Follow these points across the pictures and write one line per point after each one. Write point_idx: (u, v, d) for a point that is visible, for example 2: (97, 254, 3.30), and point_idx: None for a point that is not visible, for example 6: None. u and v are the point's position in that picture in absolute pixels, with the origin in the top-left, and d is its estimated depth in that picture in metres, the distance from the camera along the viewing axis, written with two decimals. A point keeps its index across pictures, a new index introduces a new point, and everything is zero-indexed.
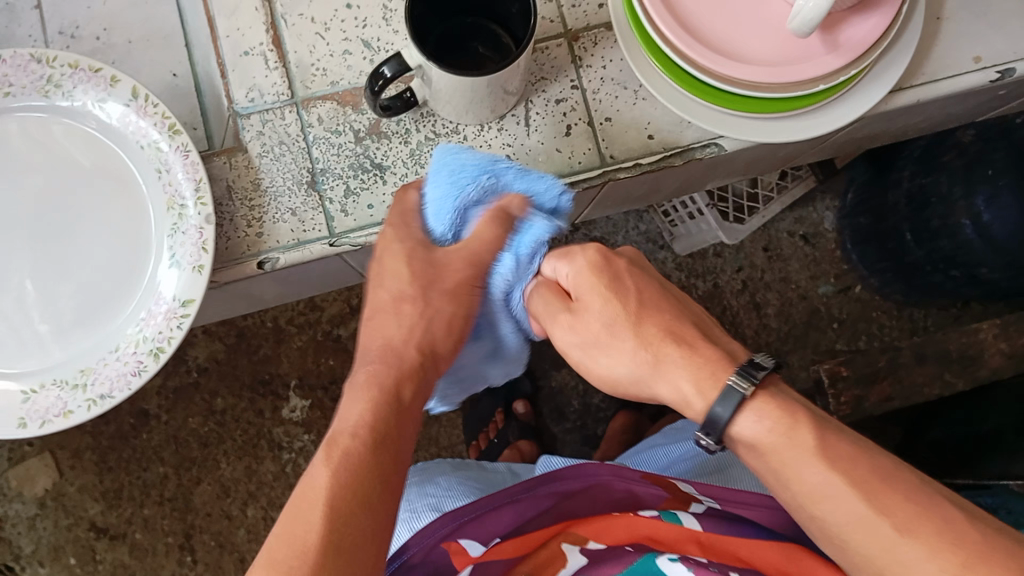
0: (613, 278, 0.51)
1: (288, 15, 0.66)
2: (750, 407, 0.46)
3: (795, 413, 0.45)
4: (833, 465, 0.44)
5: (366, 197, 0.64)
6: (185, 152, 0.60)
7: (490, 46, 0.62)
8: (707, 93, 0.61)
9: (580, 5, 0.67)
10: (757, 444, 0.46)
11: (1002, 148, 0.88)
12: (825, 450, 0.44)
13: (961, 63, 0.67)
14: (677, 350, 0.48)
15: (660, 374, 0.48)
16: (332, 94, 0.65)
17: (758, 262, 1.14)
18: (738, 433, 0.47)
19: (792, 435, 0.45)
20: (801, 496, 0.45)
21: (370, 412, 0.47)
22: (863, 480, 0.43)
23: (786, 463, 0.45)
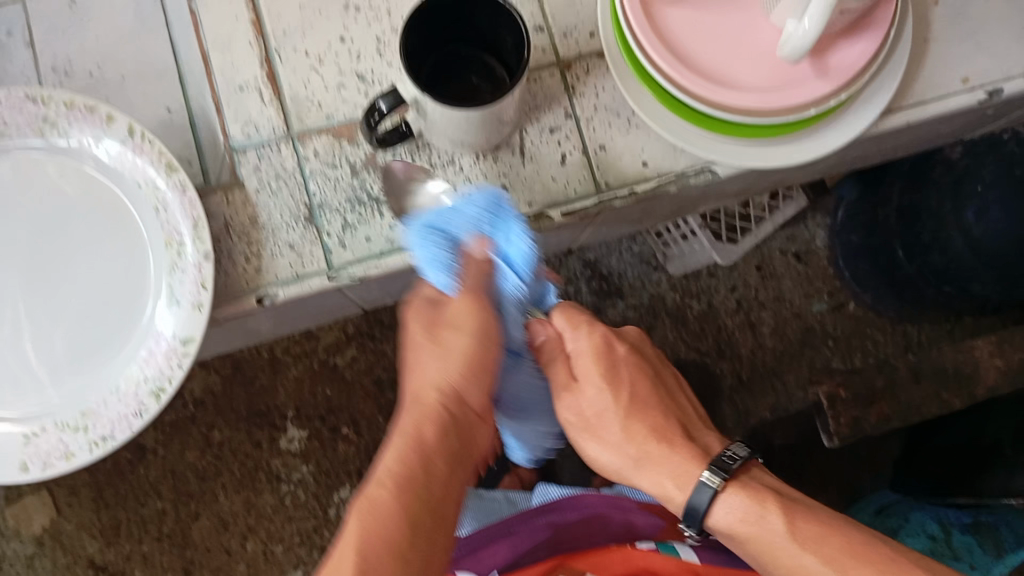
0: (611, 366, 0.57)
1: (283, 50, 0.67)
2: (723, 497, 0.57)
3: (761, 500, 0.56)
4: (795, 542, 0.55)
5: (364, 229, 0.64)
6: (183, 190, 0.60)
7: (484, 77, 0.63)
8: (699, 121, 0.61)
9: (572, 34, 0.68)
10: (732, 530, 0.57)
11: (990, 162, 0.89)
12: (789, 530, 0.55)
13: (949, 84, 0.68)
14: (657, 450, 0.57)
15: (643, 470, 0.57)
16: (328, 128, 0.66)
17: (751, 281, 1.15)
18: (715, 523, 0.57)
19: (760, 521, 0.56)
20: (782, 572, 0.55)
21: (397, 462, 0.49)
22: (824, 549, 0.54)
23: (757, 541, 0.56)
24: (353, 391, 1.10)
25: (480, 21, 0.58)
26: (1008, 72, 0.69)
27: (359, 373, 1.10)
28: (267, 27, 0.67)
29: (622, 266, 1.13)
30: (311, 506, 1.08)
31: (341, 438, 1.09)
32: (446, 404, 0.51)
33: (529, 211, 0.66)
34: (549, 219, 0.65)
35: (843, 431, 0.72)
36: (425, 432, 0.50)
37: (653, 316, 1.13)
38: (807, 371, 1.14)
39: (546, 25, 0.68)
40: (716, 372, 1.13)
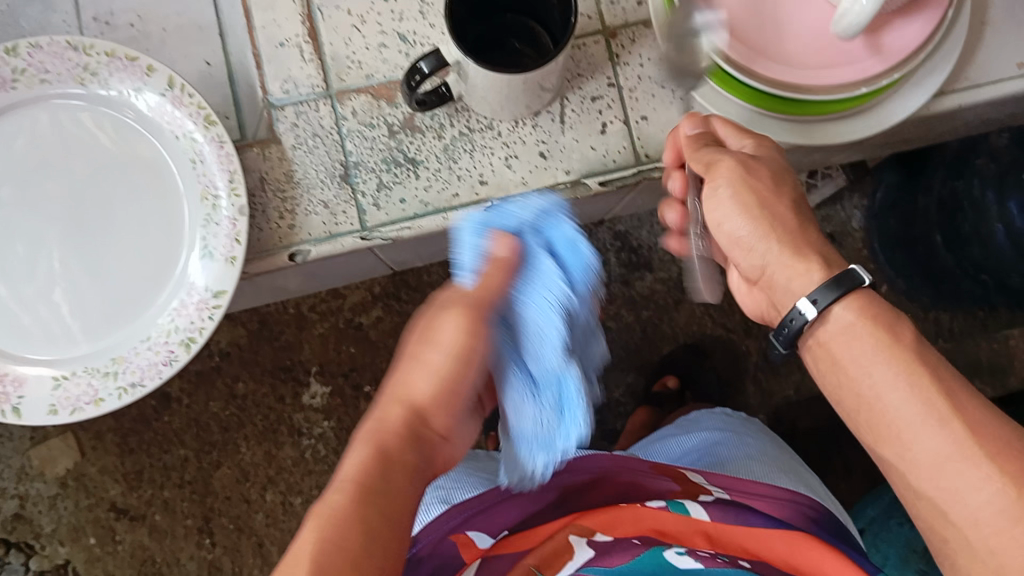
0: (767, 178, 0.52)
1: (325, 7, 0.66)
2: (847, 300, 0.47)
3: (893, 313, 0.47)
4: (912, 368, 0.45)
5: (399, 191, 0.64)
6: (220, 143, 0.60)
7: (528, 42, 0.62)
8: (747, 96, 0.60)
9: (619, 1, 0.66)
10: (845, 332, 0.47)
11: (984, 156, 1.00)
12: (912, 354, 0.45)
13: (1004, 69, 0.66)
14: (788, 229, 0.51)
15: (792, 246, 0.50)
16: (367, 87, 0.65)
17: None
18: (830, 321, 0.48)
19: (880, 334, 0.46)
20: (866, 387, 0.46)
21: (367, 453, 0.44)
22: (943, 385, 0.44)
23: (863, 356, 0.46)
24: (377, 350, 1.10)
25: None
26: None
27: (384, 334, 1.10)
28: None
29: None
30: (330, 461, 1.09)
31: (364, 397, 1.10)
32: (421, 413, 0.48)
33: (566, 179, 0.65)
34: (586, 187, 0.65)
35: None
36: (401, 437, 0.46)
37: None
38: None
39: None
40: None
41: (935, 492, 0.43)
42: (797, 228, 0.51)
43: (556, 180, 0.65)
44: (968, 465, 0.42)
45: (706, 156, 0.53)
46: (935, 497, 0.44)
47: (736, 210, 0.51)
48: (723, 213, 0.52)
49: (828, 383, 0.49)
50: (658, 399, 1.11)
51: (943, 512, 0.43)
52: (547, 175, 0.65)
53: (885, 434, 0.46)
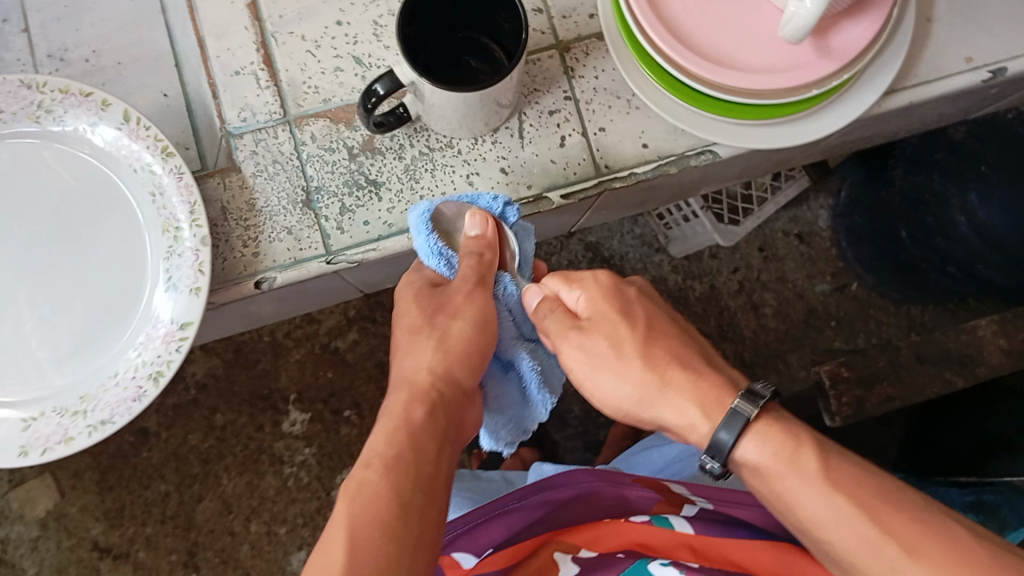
0: (624, 302, 0.56)
1: (279, 33, 0.66)
2: (755, 436, 0.49)
3: (796, 437, 0.49)
4: (832, 491, 0.47)
5: (362, 214, 0.64)
6: (179, 174, 0.60)
7: (484, 59, 0.62)
8: (702, 105, 0.61)
9: (571, 16, 0.67)
10: (760, 468, 0.49)
11: (942, 150, 1.02)
12: (827, 479, 0.47)
13: (952, 64, 0.67)
14: (674, 358, 0.53)
15: (665, 398, 0.52)
16: (325, 112, 0.65)
17: (754, 262, 1.24)
18: (743, 458, 0.50)
19: (793, 457, 0.48)
20: (804, 519, 0.48)
21: (385, 437, 0.50)
22: (863, 502, 0.47)
23: (790, 487, 0.48)
24: (355, 374, 1.10)
25: (480, 4, 0.57)
26: (1014, 51, 0.68)
27: (362, 357, 1.10)
28: (263, 11, 0.66)
29: (623, 249, 1.22)
30: (314, 488, 1.08)
31: (344, 421, 1.09)
32: (436, 388, 0.54)
33: (528, 194, 0.65)
34: (548, 202, 0.65)
35: (845, 411, 0.72)
36: (414, 414, 0.52)
37: None
38: (809, 351, 1.23)
39: (544, 8, 0.67)
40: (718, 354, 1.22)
41: None
42: (665, 341, 0.54)
43: (518, 196, 0.65)
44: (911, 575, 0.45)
45: (561, 322, 0.56)
46: None
47: (613, 375, 0.53)
48: (608, 364, 0.54)
49: (773, 506, 0.50)
50: None
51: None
52: (509, 190, 0.65)
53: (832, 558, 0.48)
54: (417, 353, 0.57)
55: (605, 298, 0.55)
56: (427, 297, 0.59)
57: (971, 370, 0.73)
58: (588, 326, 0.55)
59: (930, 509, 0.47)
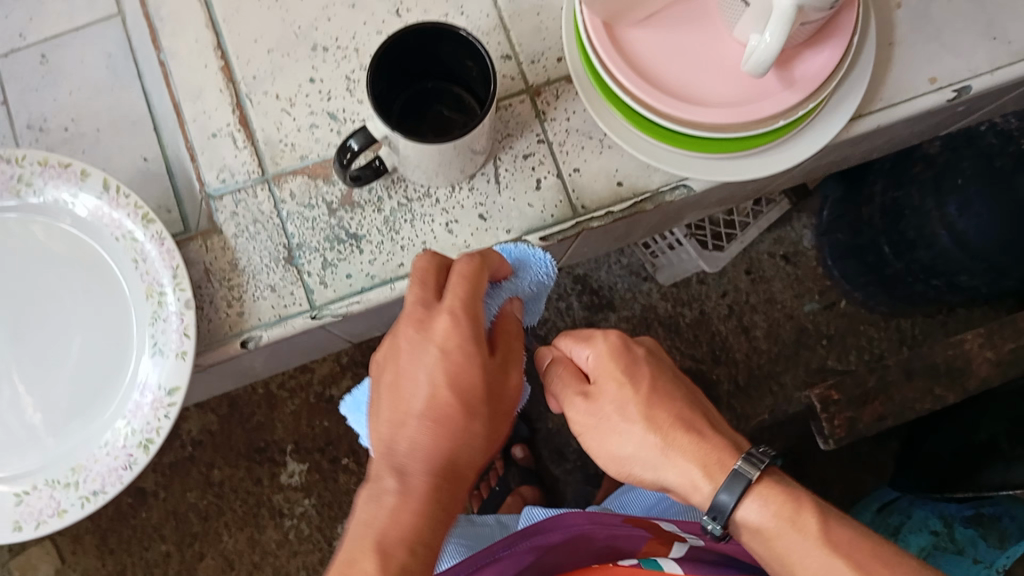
0: (632, 364, 0.56)
1: (253, 93, 0.66)
2: (755, 495, 0.51)
3: (796, 500, 0.50)
4: (828, 552, 0.49)
5: (344, 266, 0.64)
6: (160, 240, 0.60)
7: (457, 108, 0.63)
8: (675, 141, 0.62)
9: (539, 60, 0.68)
10: (761, 528, 0.51)
11: (920, 163, 1.03)
12: (826, 540, 0.49)
13: (916, 85, 0.67)
14: (680, 423, 0.54)
15: (670, 459, 0.53)
16: (303, 168, 0.66)
17: (741, 285, 1.25)
18: (743, 518, 0.52)
19: (794, 518, 0.50)
20: None
21: (434, 530, 0.48)
22: (861, 562, 0.48)
23: (792, 547, 0.50)
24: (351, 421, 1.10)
25: (449, 54, 0.58)
26: (977, 68, 0.68)
27: None
28: (236, 72, 0.67)
29: (610, 279, 1.24)
30: (315, 539, 1.07)
31: (342, 469, 1.09)
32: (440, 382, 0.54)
33: (507, 238, 0.66)
34: (528, 244, 0.66)
35: (837, 433, 0.72)
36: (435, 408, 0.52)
37: (645, 327, 1.24)
38: (803, 370, 1.23)
39: (513, 53, 0.68)
40: (713, 379, 1.23)
41: None
42: (671, 402, 0.55)
43: (498, 241, 0.66)
44: None
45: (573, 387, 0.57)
46: None
47: (621, 436, 0.54)
48: (611, 424, 0.55)
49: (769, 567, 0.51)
50: None
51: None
52: (489, 236, 0.66)
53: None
54: (469, 436, 0.51)
55: (614, 358, 0.56)
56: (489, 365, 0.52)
57: (963, 382, 0.73)
58: (598, 388, 0.56)
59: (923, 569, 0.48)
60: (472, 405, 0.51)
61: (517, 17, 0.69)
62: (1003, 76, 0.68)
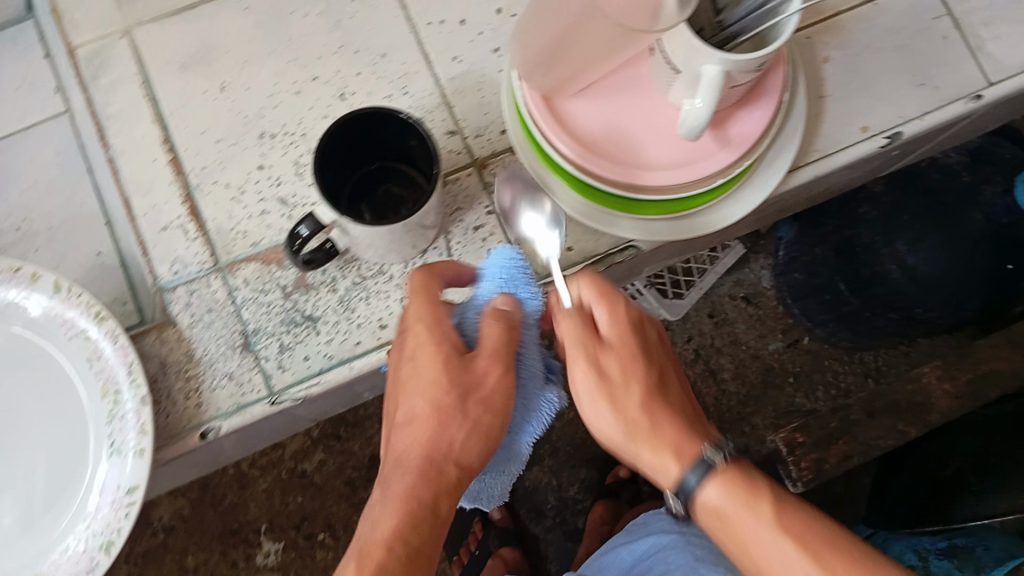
0: (642, 347, 0.53)
1: (203, 184, 0.67)
2: (715, 479, 0.51)
3: (754, 486, 0.51)
4: (783, 539, 0.50)
5: (301, 349, 0.65)
6: (115, 337, 0.60)
7: (405, 185, 0.64)
8: (623, 207, 0.64)
9: (484, 133, 0.69)
10: (719, 509, 0.52)
11: (868, 205, 1.07)
12: (782, 527, 0.50)
13: (848, 135, 0.69)
14: (676, 411, 0.53)
15: (654, 444, 0.51)
16: (255, 255, 0.66)
17: (705, 329, 1.26)
18: (701, 501, 0.52)
19: (746, 497, 0.51)
20: (755, 561, 0.51)
21: (407, 527, 0.51)
22: (814, 551, 0.49)
23: (743, 530, 0.51)
24: (326, 495, 1.08)
25: (392, 135, 0.59)
26: (907, 114, 0.70)
27: (330, 477, 1.09)
28: (185, 165, 0.67)
29: None
30: None
31: (319, 545, 1.07)
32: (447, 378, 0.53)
33: None
34: None
35: (804, 476, 0.73)
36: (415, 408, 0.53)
37: None
38: (772, 410, 1.25)
39: (458, 129, 0.69)
40: None
41: None
42: (665, 394, 0.53)
43: None
44: None
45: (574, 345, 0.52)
46: None
47: (612, 413, 0.51)
48: (608, 394, 0.51)
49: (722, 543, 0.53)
50: (613, 489, 1.15)
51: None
52: None
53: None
54: (441, 440, 0.52)
55: (626, 334, 0.52)
56: (458, 366, 0.53)
57: (925, 416, 0.74)
58: (606, 358, 0.52)
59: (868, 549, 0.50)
60: (441, 406, 0.52)
61: (460, 93, 0.69)
62: (932, 120, 0.70)
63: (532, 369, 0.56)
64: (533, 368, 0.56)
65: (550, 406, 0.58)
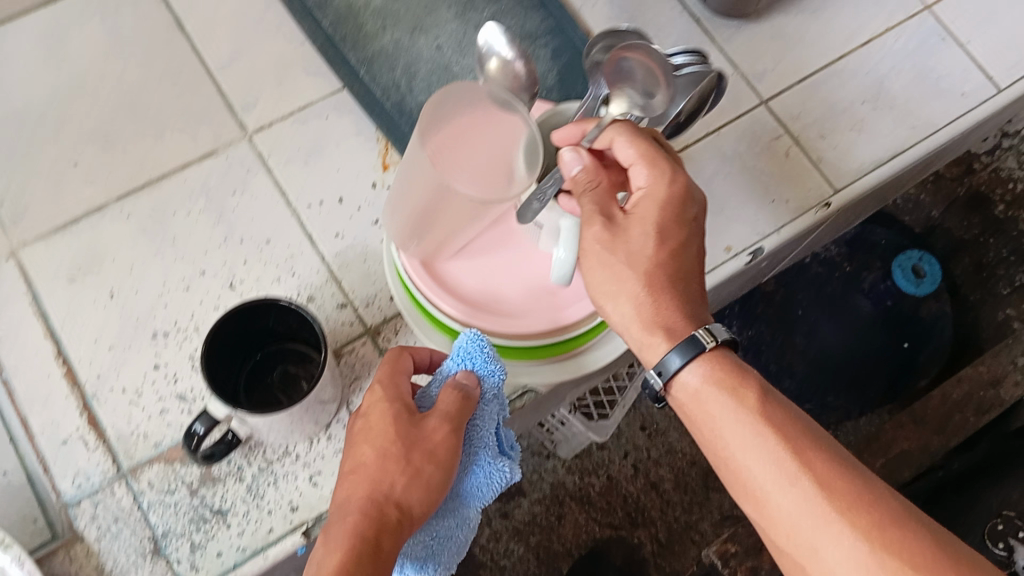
0: (672, 218, 0.57)
1: (99, 392, 0.67)
2: (702, 361, 0.54)
3: (740, 375, 0.54)
4: (761, 428, 0.51)
5: (213, 545, 0.64)
6: (21, 563, 0.59)
7: (298, 364, 0.65)
8: (518, 354, 0.67)
9: (374, 301, 0.71)
10: (700, 395, 0.54)
11: (762, 304, 1.12)
12: (759, 415, 0.52)
13: (715, 256, 0.74)
14: (682, 278, 0.57)
15: (659, 304, 0.55)
16: (158, 455, 0.66)
17: (640, 441, 1.27)
18: (684, 385, 0.55)
19: (735, 389, 0.53)
20: (729, 448, 0.53)
21: (350, 563, 0.49)
22: (789, 441, 0.51)
23: (721, 414, 0.53)
24: None
25: (276, 320, 0.61)
26: (764, 231, 0.75)
27: None
28: (81, 375, 0.67)
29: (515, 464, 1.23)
30: None
31: None
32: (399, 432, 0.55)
33: None
34: None
35: None
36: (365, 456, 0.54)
37: (559, 504, 1.22)
38: (718, 512, 1.25)
39: (348, 301, 0.71)
40: (635, 543, 1.22)
41: (789, 543, 0.50)
42: (679, 268, 0.57)
43: None
44: (821, 511, 0.49)
45: (592, 205, 0.57)
46: (794, 545, 0.50)
47: (620, 269, 0.55)
48: (612, 261, 0.56)
49: (701, 435, 0.55)
50: None
51: (794, 554, 0.50)
52: None
53: (744, 489, 0.52)
54: (381, 482, 0.53)
55: (660, 206, 0.56)
56: (407, 423, 0.55)
57: None
58: (625, 224, 0.57)
59: (845, 455, 0.51)
60: (388, 455, 0.54)
61: (345, 267, 0.72)
62: (789, 231, 0.75)
63: (485, 439, 0.59)
64: (487, 433, 0.59)
65: (501, 475, 0.60)
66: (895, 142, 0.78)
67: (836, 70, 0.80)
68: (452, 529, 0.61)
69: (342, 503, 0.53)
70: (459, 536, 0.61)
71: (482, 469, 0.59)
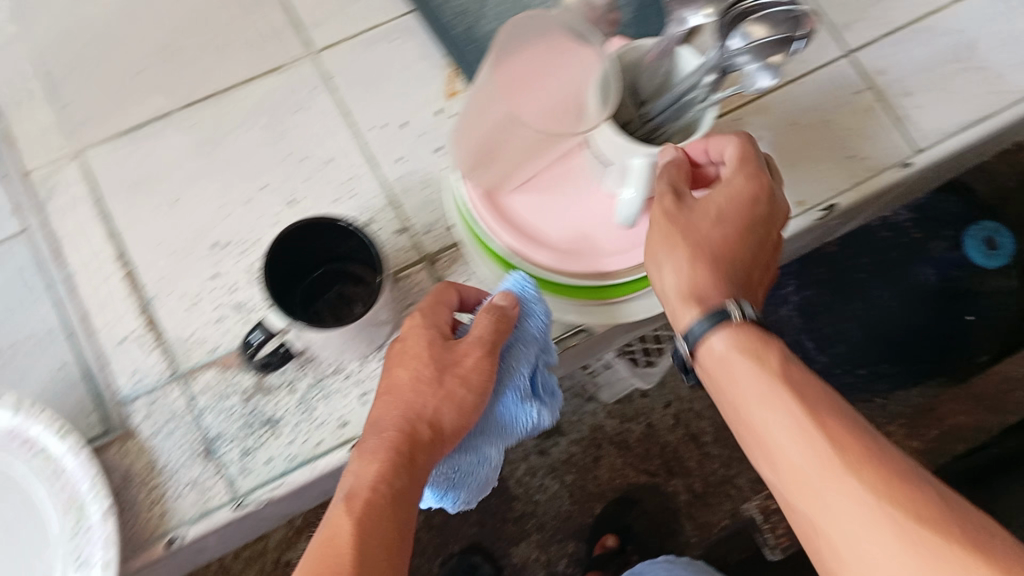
0: (738, 209, 0.55)
1: (159, 296, 0.69)
2: (727, 326, 0.50)
3: (764, 340, 0.49)
4: (777, 388, 0.47)
5: (263, 452, 0.65)
6: (77, 451, 0.61)
7: (354, 283, 0.66)
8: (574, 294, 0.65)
9: (433, 230, 0.71)
10: (723, 357, 0.50)
11: (823, 265, 1.10)
12: (780, 377, 0.48)
13: None
14: (736, 264, 0.55)
15: (700, 278, 0.53)
16: (213, 361, 0.67)
17: (682, 393, 1.24)
18: (709, 347, 0.51)
19: (757, 352, 0.49)
20: (744, 408, 0.49)
21: (386, 474, 0.52)
22: (811, 403, 0.46)
23: (738, 375, 0.49)
24: None
25: (334, 242, 0.62)
26: (838, 187, 0.72)
27: None
28: (141, 278, 0.69)
29: None
30: None
31: None
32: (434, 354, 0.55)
33: None
34: None
35: None
36: (399, 377, 0.56)
37: (597, 447, 1.22)
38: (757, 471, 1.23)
39: (407, 227, 0.71)
40: (669, 491, 1.21)
41: (801, 501, 0.46)
42: (736, 248, 0.55)
43: None
44: (840, 473, 0.44)
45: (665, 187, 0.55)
46: (803, 505, 0.46)
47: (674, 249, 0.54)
48: (670, 235, 0.54)
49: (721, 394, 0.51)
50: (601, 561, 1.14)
51: (805, 519, 0.46)
52: None
53: (763, 454, 0.48)
54: (415, 401, 0.54)
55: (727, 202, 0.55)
56: (441, 349, 0.56)
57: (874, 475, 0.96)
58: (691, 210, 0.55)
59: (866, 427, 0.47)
60: (420, 378, 0.55)
61: (405, 192, 0.72)
62: (864, 189, 0.72)
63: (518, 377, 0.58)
64: (522, 369, 0.58)
65: (532, 415, 0.58)
66: (983, 106, 0.74)
67: (925, 27, 0.77)
68: (472, 465, 0.59)
69: (376, 421, 0.55)
70: (481, 475, 0.60)
71: (510, 407, 0.58)
